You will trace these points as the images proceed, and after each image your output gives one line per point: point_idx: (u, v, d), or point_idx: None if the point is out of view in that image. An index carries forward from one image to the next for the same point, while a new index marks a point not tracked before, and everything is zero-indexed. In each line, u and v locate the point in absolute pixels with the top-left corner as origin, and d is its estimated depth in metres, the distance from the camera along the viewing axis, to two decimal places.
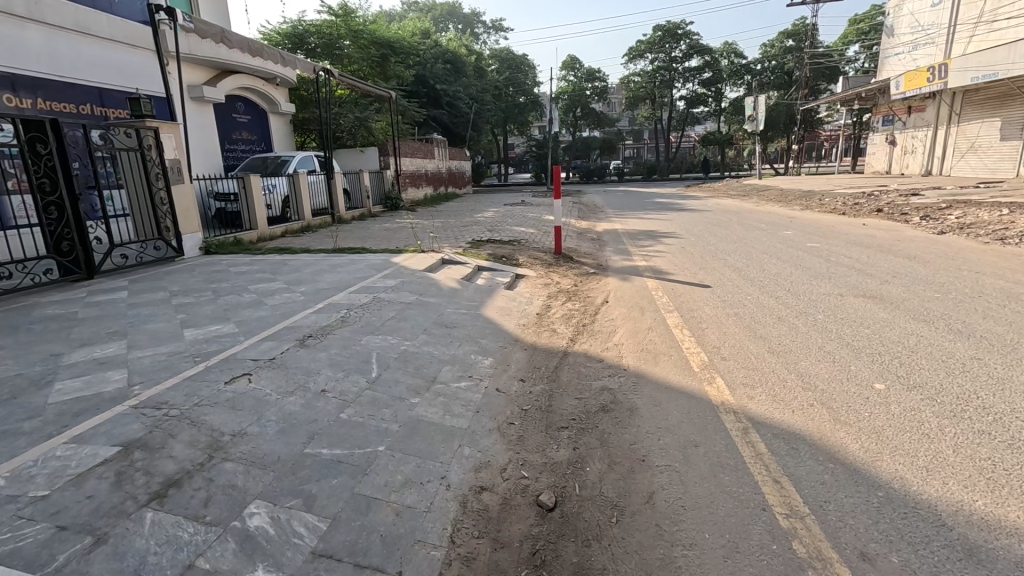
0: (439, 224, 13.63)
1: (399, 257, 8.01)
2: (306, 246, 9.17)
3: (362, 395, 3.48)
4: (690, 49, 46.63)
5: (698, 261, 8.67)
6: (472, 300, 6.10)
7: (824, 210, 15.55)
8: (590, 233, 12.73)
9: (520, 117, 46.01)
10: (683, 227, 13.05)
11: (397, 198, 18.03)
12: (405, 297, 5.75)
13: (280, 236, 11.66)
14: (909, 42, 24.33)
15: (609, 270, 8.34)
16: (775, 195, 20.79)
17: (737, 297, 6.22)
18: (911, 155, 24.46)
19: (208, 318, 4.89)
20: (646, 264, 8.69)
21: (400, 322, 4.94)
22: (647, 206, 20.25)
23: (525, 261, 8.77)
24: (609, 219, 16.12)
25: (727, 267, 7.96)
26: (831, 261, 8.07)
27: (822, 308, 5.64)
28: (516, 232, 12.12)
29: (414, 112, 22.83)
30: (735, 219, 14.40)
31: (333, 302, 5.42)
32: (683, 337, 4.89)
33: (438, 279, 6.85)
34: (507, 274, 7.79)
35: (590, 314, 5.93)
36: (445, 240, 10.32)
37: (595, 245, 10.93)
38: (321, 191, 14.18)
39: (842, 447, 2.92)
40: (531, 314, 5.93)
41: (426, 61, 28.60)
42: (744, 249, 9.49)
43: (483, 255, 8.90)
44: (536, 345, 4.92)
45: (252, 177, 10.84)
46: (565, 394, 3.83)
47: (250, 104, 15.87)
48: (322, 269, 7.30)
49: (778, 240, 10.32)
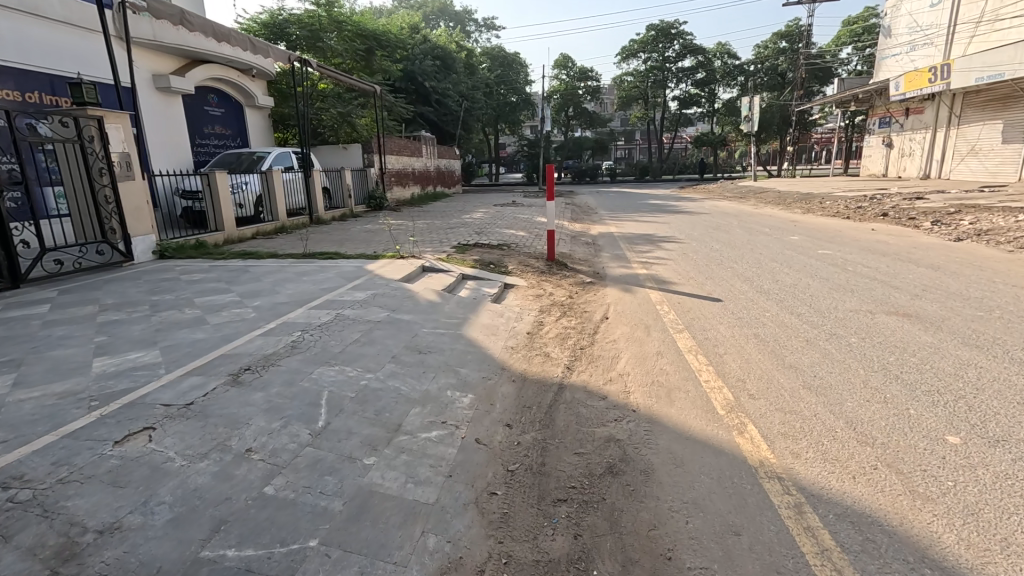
0: (423, 226, 12.82)
1: (375, 264, 7.21)
2: (273, 250, 8.34)
3: (300, 457, 2.68)
4: (683, 50, 46.10)
5: (702, 269, 7.96)
6: (453, 317, 5.30)
7: (827, 213, 14.96)
8: (585, 237, 12.01)
9: (511, 115, 45.30)
10: (682, 231, 12.38)
11: (382, 197, 17.19)
12: (375, 314, 4.94)
13: (250, 238, 10.73)
14: (907, 42, 23.90)
15: (606, 279, 7.60)
16: (772, 197, 20.25)
17: (754, 314, 5.49)
18: (908, 157, 24.08)
19: (130, 343, 4.05)
20: (646, 272, 7.96)
21: (363, 348, 4.14)
22: (642, 208, 19.59)
23: (514, 268, 8.02)
24: (603, 221, 15.43)
25: (736, 277, 7.26)
26: (848, 270, 7.40)
27: (853, 328, 4.92)
28: (505, 235, 11.36)
29: (401, 108, 21.97)
30: (736, 222, 13.76)
31: (288, 320, 4.60)
32: (700, 366, 4.14)
33: (416, 290, 6.05)
34: (495, 284, 7.01)
35: (590, 334, 5.17)
36: (428, 243, 9.53)
37: (589, 249, 10.19)
38: (298, 190, 13.29)
39: (934, 540, 2.18)
40: (521, 334, 5.15)
41: (415, 56, 27.66)
42: (751, 256, 8.82)
43: (469, 261, 8.11)
44: (526, 375, 4.15)
45: (218, 175, 9.85)
46: (562, 448, 3.06)
47: (225, 97, 14.93)
48: (284, 278, 6.47)
49: (786, 246, 9.66)
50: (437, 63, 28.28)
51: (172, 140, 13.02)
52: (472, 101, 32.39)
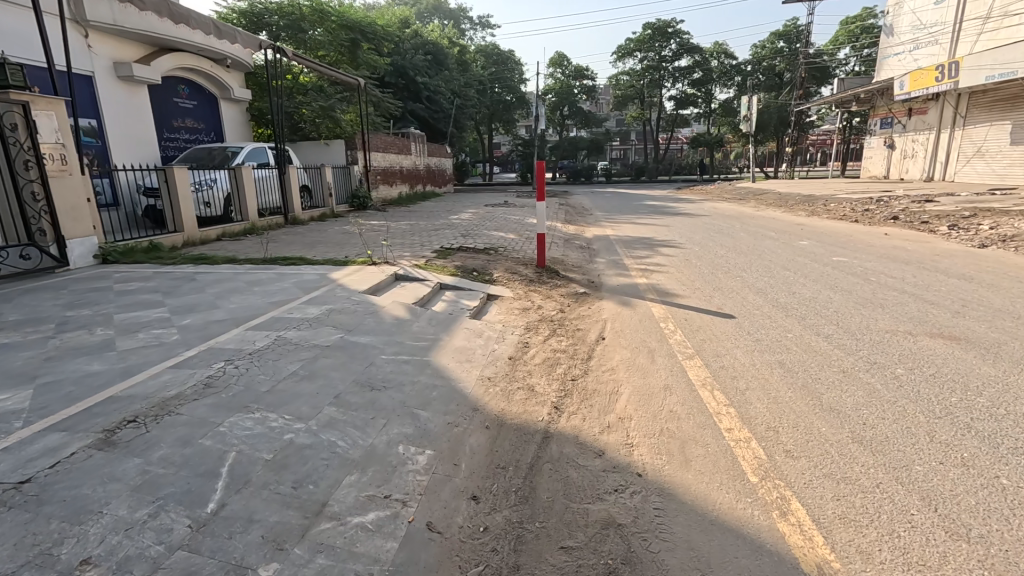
0: (406, 227, 11.98)
1: (341, 272, 6.37)
2: (232, 255, 7.49)
3: (161, 573, 1.84)
4: (679, 49, 45.45)
5: (708, 277, 7.17)
6: (422, 338, 4.46)
7: (833, 216, 14.25)
8: (579, 240, 11.23)
9: (505, 114, 44.50)
10: (682, 234, 11.61)
11: (366, 196, 16.34)
12: (326, 337, 4.10)
13: (215, 239, 9.85)
14: (910, 41, 23.30)
15: (602, 289, 6.79)
16: (773, 199, 19.57)
17: (776, 336, 4.70)
18: (911, 159, 23.50)
19: (2, 379, 3.20)
20: (647, 281, 7.16)
21: (298, 384, 3.29)
22: (639, 209, 18.86)
23: (500, 275, 7.20)
24: (599, 223, 14.67)
25: (747, 288, 6.47)
26: (872, 281, 6.64)
27: (896, 355, 4.14)
28: (493, 238, 10.53)
29: (388, 103, 21.13)
30: (738, 225, 13.03)
31: (214, 346, 3.75)
32: (718, 408, 3.34)
33: (382, 303, 5.21)
34: (476, 295, 6.19)
35: (584, 359, 4.37)
36: (408, 248, 8.71)
37: (583, 255, 9.40)
38: (274, 188, 12.40)
39: None
40: (502, 360, 4.33)
41: (405, 51, 26.82)
42: (762, 264, 8.03)
43: (450, 268, 7.27)
44: (503, 419, 3.33)
45: (176, 170, 8.95)
46: (544, 539, 2.25)
47: (196, 89, 14.03)
48: (232, 289, 5.60)
49: (796, 253, 8.92)
50: (428, 59, 27.48)
51: (135, 133, 12.09)
52: (465, 98, 31.60)
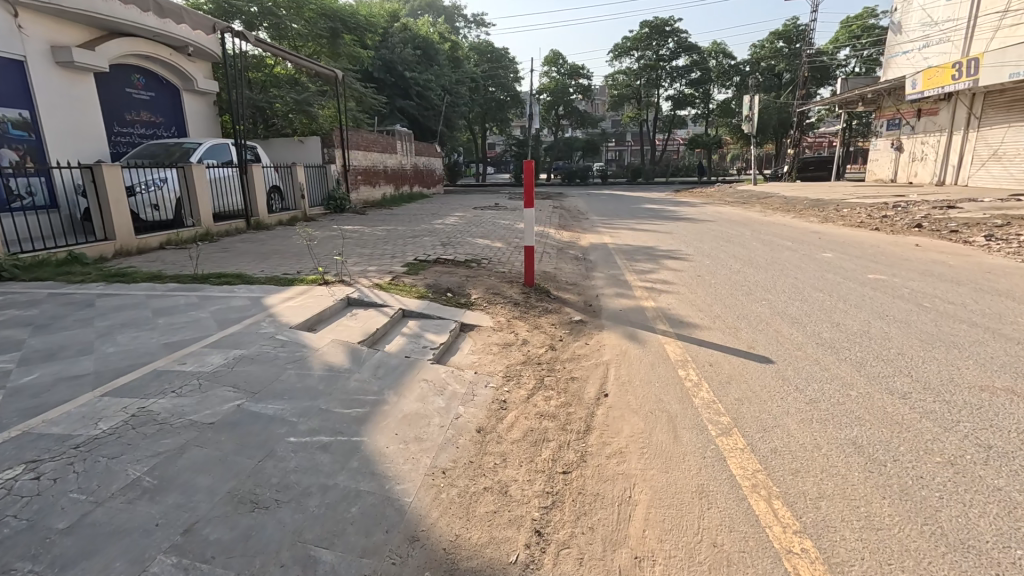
0: (382, 234, 10.74)
1: (280, 297, 5.17)
2: (158, 272, 6.25)
3: None
4: (677, 48, 44.42)
5: (728, 301, 5.99)
6: (357, 403, 3.23)
7: (848, 222, 13.17)
8: (573, 249, 10.07)
9: (499, 113, 43.34)
10: (688, 243, 10.46)
11: (344, 197, 15.10)
12: (212, 409, 2.87)
13: (156, 248, 8.60)
14: (920, 39, 22.33)
15: (602, 316, 5.59)
16: (779, 203, 18.52)
17: (838, 397, 3.50)
18: (920, 162, 22.51)
19: None
20: (655, 305, 5.97)
21: (127, 511, 2.07)
22: (638, 212, 17.77)
23: (479, 297, 6.01)
24: (595, 229, 13.51)
25: (779, 317, 5.29)
26: (928, 308, 5.48)
27: (1015, 432, 2.96)
28: (477, 247, 9.35)
29: (372, 99, 19.88)
30: (748, 233, 11.92)
31: (32, 431, 2.52)
32: (788, 545, 2.16)
33: (317, 344, 3.97)
34: (445, 326, 4.99)
35: (580, 432, 3.17)
36: (375, 261, 7.50)
37: (579, 268, 8.20)
38: (235, 189, 11.15)
39: None
40: (466, 435, 3.12)
41: (394, 45, 25.60)
42: (787, 282, 6.87)
43: (421, 288, 6.06)
44: (454, 561, 2.13)
45: (106, 167, 7.69)
46: None
47: (155, 79, 12.78)
48: (127, 321, 4.35)
49: (822, 267, 7.80)
50: (418, 54, 26.31)
51: (77, 127, 10.79)
52: (457, 96, 30.38)
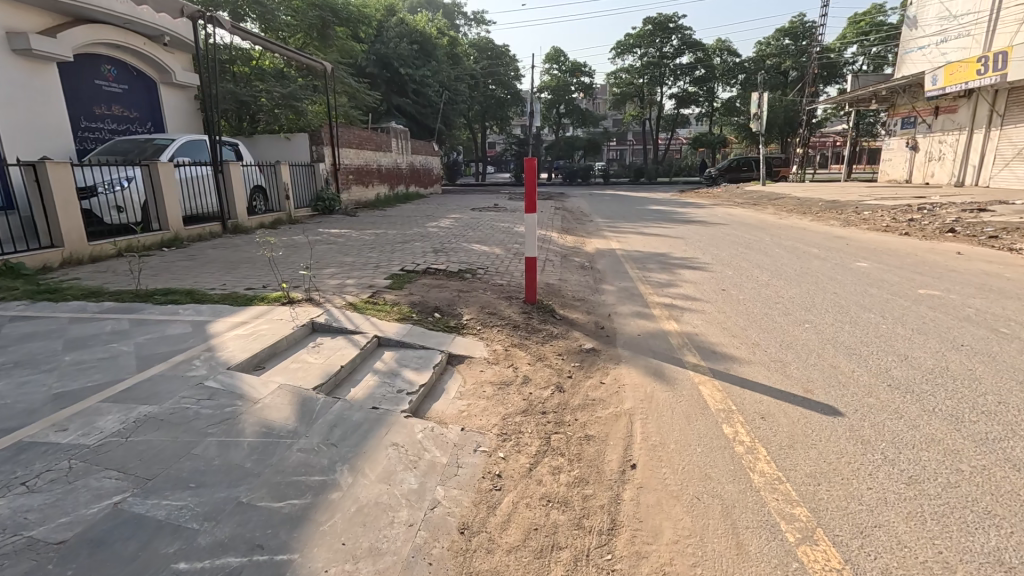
0: (369, 239, 9.85)
1: (229, 323, 4.27)
2: (98, 288, 5.37)
3: None
4: (681, 45, 43.55)
5: (763, 324, 5.10)
6: (294, 491, 2.34)
7: (872, 226, 12.31)
8: (578, 257, 9.19)
9: (499, 112, 42.46)
10: (704, 249, 9.59)
11: (334, 198, 14.21)
12: (68, 517, 1.98)
13: (114, 255, 7.72)
14: (937, 32, 21.52)
15: (617, 343, 4.70)
16: (791, 205, 17.68)
17: (946, 475, 2.61)
18: (938, 162, 21.64)
19: None
20: (678, 329, 5.08)
21: None
22: (644, 214, 16.92)
23: (471, 319, 5.14)
24: (600, 232, 12.64)
25: (831, 348, 4.39)
26: (1007, 335, 4.59)
27: None
28: (472, 255, 8.47)
29: (365, 95, 18.99)
30: (767, 237, 11.04)
31: None
32: None
33: (257, 393, 3.08)
34: (428, 359, 4.10)
35: (604, 535, 2.29)
36: (355, 273, 6.63)
37: (585, 279, 7.31)
38: (211, 190, 10.26)
39: None
40: (444, 539, 2.22)
41: (389, 40, 24.72)
42: (826, 298, 5.99)
43: (404, 308, 5.19)
44: None
45: (52, 165, 6.83)
46: None
47: (128, 71, 11.89)
48: (25, 358, 3.47)
49: (861, 279, 6.92)
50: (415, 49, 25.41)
51: (39, 122, 9.93)
52: (455, 93, 29.51)
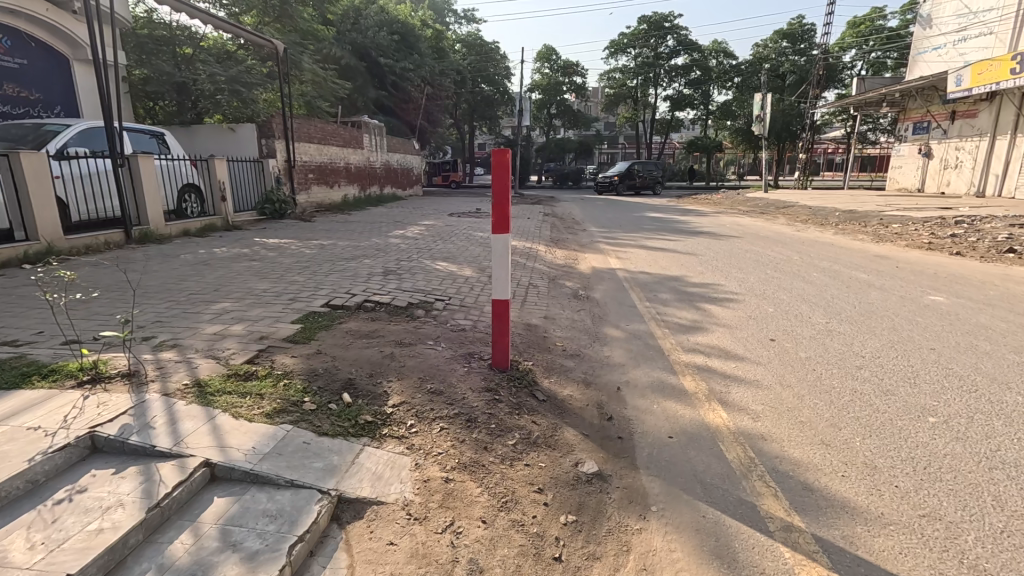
0: (311, 254, 7.90)
1: None
2: None
3: None
4: (677, 45, 42.11)
5: (864, 418, 3.24)
6: None
7: (910, 242, 10.65)
8: (570, 280, 7.36)
9: (488, 111, 40.64)
10: (725, 271, 7.80)
11: (285, 200, 12.20)
12: None
13: None
14: (955, 31, 20.13)
15: (638, 463, 2.80)
16: (805, 215, 16.04)
17: None
18: (955, 170, 20.16)
19: None
20: (731, 425, 3.20)
21: None
22: (644, 222, 15.20)
23: (399, 405, 3.20)
24: (597, 245, 10.85)
25: (1011, 483, 2.55)
26: None
27: None
28: (434, 279, 6.60)
29: (334, 85, 16.98)
30: (794, 255, 9.32)
31: None
32: None
33: None
34: (289, 520, 2.16)
35: None
36: (259, 311, 4.71)
37: (580, 319, 5.42)
38: (113, 189, 8.20)
39: None
40: None
41: (367, 28, 22.71)
42: (927, 360, 4.17)
43: (295, 388, 3.24)
44: None
45: None
46: None
47: (27, 42, 9.85)
48: None
49: (950, 323, 5.15)
50: (395, 39, 23.37)
51: None
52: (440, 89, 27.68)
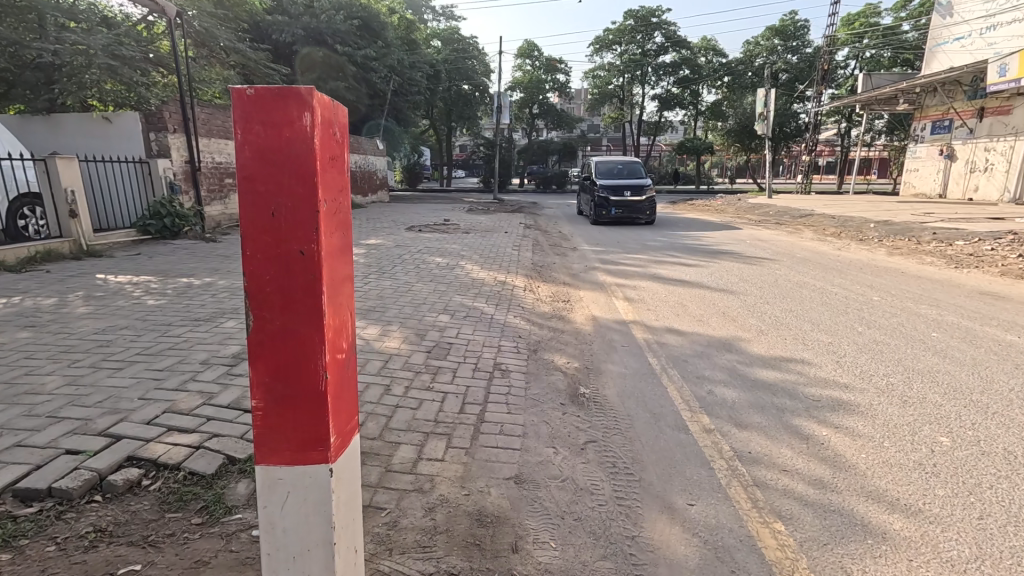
0: (151, 308, 4.99)
1: None
2: None
3: None
4: (665, 42, 39.80)
5: None
6: None
7: (999, 268, 8.15)
8: (559, 351, 4.59)
9: (466, 110, 37.84)
10: (794, 329, 5.14)
11: (183, 214, 9.19)
12: None
13: None
14: (984, 19, 18.02)
15: None
16: (832, 226, 13.56)
17: None
18: (984, 173, 17.99)
19: None
20: None
21: None
22: (644, 237, 12.56)
23: None
24: (593, 274, 8.13)
25: None
26: None
27: None
28: None
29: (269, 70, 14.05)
30: (866, 292, 6.71)
31: None
32: None
33: None
34: None
35: None
36: None
37: (592, 487, 2.60)
38: None
39: None
40: None
41: (321, 12, 19.76)
42: None
43: None
44: None
45: None
46: None
47: None
48: None
49: None
50: (355, 25, 20.38)
51: None
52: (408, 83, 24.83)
